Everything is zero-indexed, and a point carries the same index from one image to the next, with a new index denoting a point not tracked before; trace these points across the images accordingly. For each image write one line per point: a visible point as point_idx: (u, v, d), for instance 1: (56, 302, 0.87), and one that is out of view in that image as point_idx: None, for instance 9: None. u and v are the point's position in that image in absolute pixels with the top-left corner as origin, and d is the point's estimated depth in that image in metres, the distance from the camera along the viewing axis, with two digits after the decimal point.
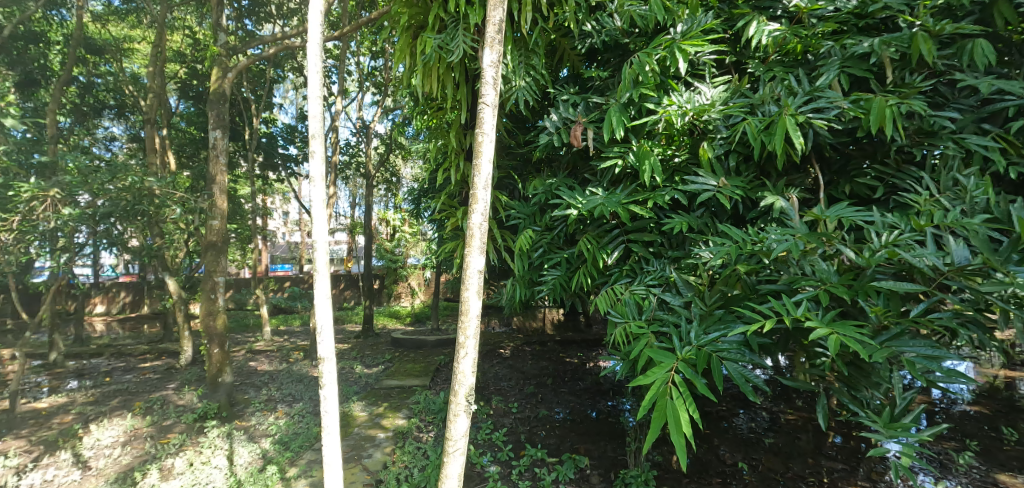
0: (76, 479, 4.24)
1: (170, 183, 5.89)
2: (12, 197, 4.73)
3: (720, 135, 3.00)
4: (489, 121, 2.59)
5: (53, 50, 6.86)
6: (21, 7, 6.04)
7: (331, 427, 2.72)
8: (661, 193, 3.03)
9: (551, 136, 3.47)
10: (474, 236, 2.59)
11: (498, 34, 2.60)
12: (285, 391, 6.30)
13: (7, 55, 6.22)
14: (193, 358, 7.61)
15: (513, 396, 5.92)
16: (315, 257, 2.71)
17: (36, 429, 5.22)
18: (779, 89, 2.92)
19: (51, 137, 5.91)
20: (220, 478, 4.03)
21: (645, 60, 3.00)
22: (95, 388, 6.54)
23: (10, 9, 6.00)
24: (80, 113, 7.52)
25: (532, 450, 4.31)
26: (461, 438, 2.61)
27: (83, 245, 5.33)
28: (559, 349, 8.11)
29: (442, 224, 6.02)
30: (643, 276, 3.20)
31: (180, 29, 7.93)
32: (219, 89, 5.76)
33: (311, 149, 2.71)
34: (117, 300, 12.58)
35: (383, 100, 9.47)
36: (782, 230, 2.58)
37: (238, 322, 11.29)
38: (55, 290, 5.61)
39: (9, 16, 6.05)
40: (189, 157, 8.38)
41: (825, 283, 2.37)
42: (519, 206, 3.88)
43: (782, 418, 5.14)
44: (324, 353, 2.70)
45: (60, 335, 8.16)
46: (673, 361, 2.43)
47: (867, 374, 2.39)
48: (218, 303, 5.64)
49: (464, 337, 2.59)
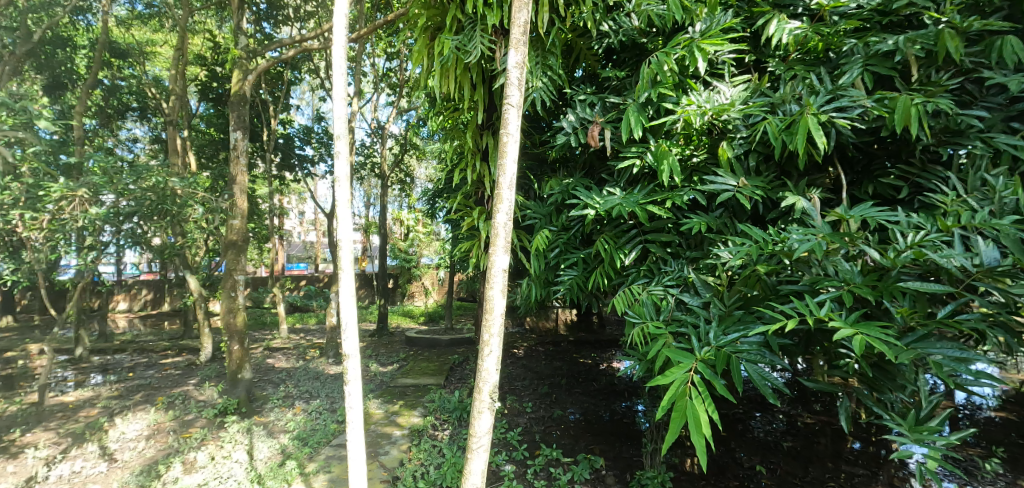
0: (103, 471, 4.32)
1: (193, 183, 6.03)
2: (42, 196, 4.76)
3: (740, 135, 2.99)
4: (514, 122, 2.58)
5: (79, 54, 6.95)
6: (49, 13, 6.20)
7: (355, 423, 2.74)
8: (680, 193, 3.02)
9: (569, 136, 3.48)
10: (498, 235, 2.58)
11: (523, 35, 2.59)
12: (302, 388, 6.39)
13: (35, 60, 6.38)
14: (213, 355, 7.74)
15: (527, 396, 5.93)
16: (339, 255, 2.74)
17: (63, 422, 5.34)
18: (800, 89, 2.88)
19: (78, 139, 6.04)
20: (240, 472, 4.09)
21: (663, 60, 2.99)
22: (120, 383, 6.68)
23: (38, 15, 6.17)
24: (105, 115, 7.63)
25: (547, 450, 4.32)
26: (484, 434, 2.61)
27: (108, 244, 5.52)
28: (572, 349, 8.12)
29: (457, 224, 6.06)
30: (661, 277, 3.19)
31: (200, 32, 8.06)
32: (240, 92, 5.83)
33: (335, 149, 2.73)
34: (139, 297, 12.86)
35: (398, 102, 9.54)
36: (804, 230, 2.53)
37: (256, 321, 11.46)
38: (81, 287, 5.75)
39: (38, 21, 6.21)
40: (208, 158, 8.55)
41: (848, 283, 2.35)
42: (536, 206, 3.88)
43: (800, 421, 5.07)
44: (349, 350, 2.72)
45: (86, 331, 8.37)
46: (692, 362, 2.44)
47: (892, 376, 2.35)
48: (238, 301, 5.69)
49: (488, 334, 2.60)
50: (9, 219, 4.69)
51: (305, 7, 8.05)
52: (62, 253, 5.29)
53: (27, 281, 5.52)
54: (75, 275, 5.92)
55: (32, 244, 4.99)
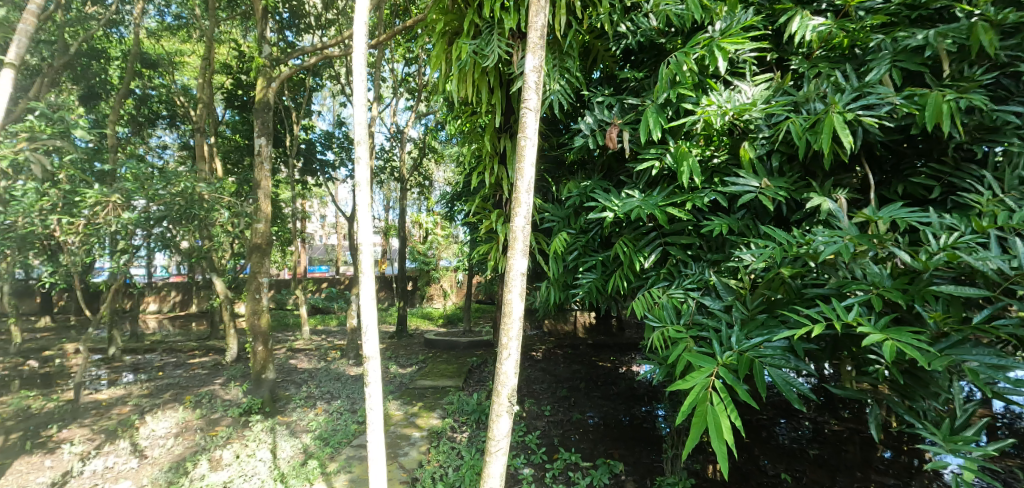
0: (134, 467, 4.40)
1: (218, 189, 6.08)
2: (77, 202, 4.87)
3: (762, 135, 2.92)
4: (531, 125, 2.54)
5: (113, 65, 7.15)
6: (85, 26, 6.37)
7: (375, 424, 2.73)
8: (701, 194, 2.97)
9: (586, 138, 3.44)
10: (516, 238, 2.56)
11: (541, 39, 2.55)
12: (323, 388, 6.43)
13: (72, 71, 6.59)
14: (238, 355, 7.86)
15: (545, 399, 5.89)
16: (360, 258, 2.74)
17: (97, 419, 5.45)
18: (825, 86, 2.80)
19: (111, 146, 6.21)
20: (265, 470, 4.12)
21: (682, 60, 2.94)
22: (150, 382, 6.82)
23: (75, 28, 6.35)
24: (136, 124, 7.85)
25: (566, 454, 4.28)
26: (503, 438, 2.58)
27: (139, 247, 5.62)
28: (591, 353, 8.06)
29: (475, 226, 6.07)
30: (682, 280, 3.14)
31: (227, 41, 8.23)
32: (264, 99, 5.89)
33: (356, 154, 2.73)
34: (168, 299, 13.15)
35: (416, 106, 9.60)
36: (831, 232, 2.46)
37: (280, 322, 11.63)
38: (114, 290, 5.89)
39: (75, 34, 6.38)
40: (234, 164, 8.73)
41: (877, 287, 2.27)
42: (554, 208, 3.86)
43: (827, 428, 4.93)
44: (370, 352, 2.72)
45: (119, 331, 8.58)
46: (714, 366, 2.40)
47: (926, 383, 2.26)
48: (262, 303, 5.74)
49: (507, 338, 2.57)
50: (46, 223, 4.72)
51: (326, 15, 8.03)
52: (96, 257, 5.32)
53: (63, 282, 5.66)
54: (108, 277, 6.04)
55: (69, 247, 5.14)
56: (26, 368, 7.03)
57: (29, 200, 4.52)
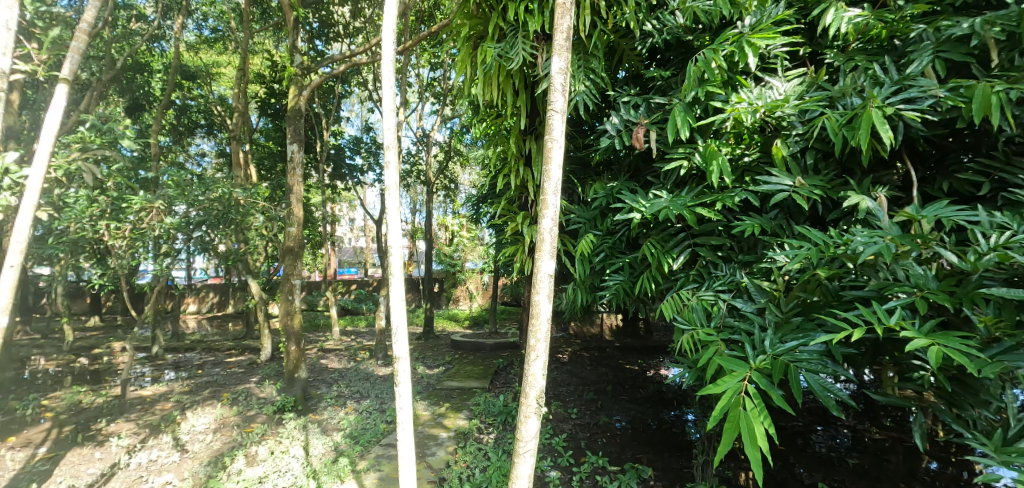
0: (176, 460, 4.51)
1: (254, 193, 6.23)
2: (124, 208, 5.04)
3: (795, 132, 2.82)
4: (558, 128, 2.49)
5: (155, 78, 7.40)
6: (129, 41, 6.57)
7: (405, 423, 2.68)
8: (731, 194, 2.89)
9: (612, 139, 3.38)
10: (544, 240, 2.51)
11: (567, 41, 2.50)
12: (353, 388, 6.50)
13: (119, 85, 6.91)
14: (272, 355, 8.02)
15: (571, 402, 5.83)
16: (389, 260, 2.72)
17: (142, 414, 5.62)
18: (862, 80, 2.69)
19: (154, 155, 6.42)
20: (298, 466, 4.17)
21: (710, 57, 2.86)
22: (190, 379, 7.01)
23: (121, 44, 6.59)
24: (177, 133, 8.13)
25: (593, 458, 4.23)
26: (532, 439, 2.52)
27: (180, 251, 5.73)
28: (618, 355, 7.98)
29: (501, 229, 6.06)
30: (711, 282, 3.06)
31: (260, 52, 8.42)
32: (296, 106, 5.99)
33: (385, 159, 2.73)
34: (207, 300, 13.54)
35: (442, 110, 9.64)
36: (870, 232, 2.35)
37: (311, 323, 11.83)
38: (157, 292, 6.01)
39: (120, 49, 6.63)
40: (268, 170, 8.94)
41: (921, 289, 2.16)
42: (580, 210, 3.81)
43: (867, 437, 4.74)
44: (399, 352, 2.70)
45: (161, 331, 8.86)
46: (747, 370, 2.33)
47: (974, 391, 2.14)
48: (295, 304, 5.83)
49: (534, 339, 2.53)
50: (96, 228, 5.00)
51: (354, 23, 8.15)
52: (141, 259, 5.55)
53: (110, 283, 5.88)
54: (152, 278, 6.23)
55: (116, 251, 5.23)
56: (76, 365, 7.32)
57: (81, 207, 4.79)
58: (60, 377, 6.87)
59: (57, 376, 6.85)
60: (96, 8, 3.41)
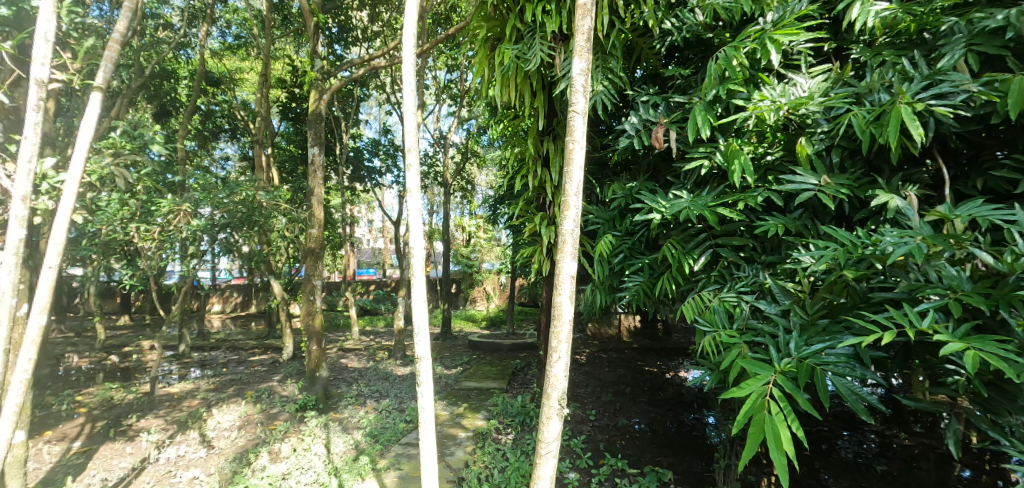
0: (203, 455, 4.57)
1: (276, 196, 6.32)
2: (152, 210, 5.14)
3: (820, 129, 2.76)
4: (579, 129, 2.45)
5: (181, 84, 7.55)
6: (156, 49, 6.70)
7: (427, 423, 2.66)
8: (754, 194, 2.83)
9: (631, 139, 3.34)
10: (566, 242, 2.47)
11: (588, 42, 2.45)
12: (373, 387, 6.54)
13: (147, 92, 7.04)
14: (294, 354, 8.11)
15: (590, 403, 5.79)
16: (411, 260, 2.71)
17: (170, 410, 5.72)
18: (891, 75, 2.62)
19: (181, 159, 6.55)
20: (320, 463, 4.20)
21: (731, 54, 2.82)
22: (215, 377, 7.12)
23: (148, 52, 6.72)
24: (202, 138, 8.28)
25: (612, 460, 4.19)
26: (554, 440, 2.49)
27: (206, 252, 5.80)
28: (637, 357, 7.91)
29: (519, 229, 6.05)
30: (733, 283, 3.00)
31: (281, 57, 8.53)
32: (316, 110, 6.04)
33: (406, 162, 2.73)
34: (231, 300, 13.76)
35: (459, 112, 9.66)
36: (900, 232, 2.29)
37: (331, 323, 11.95)
38: (184, 292, 6.12)
39: (148, 57, 6.78)
40: (289, 173, 9.06)
41: (955, 291, 2.10)
42: (598, 211, 3.77)
43: (895, 442, 4.62)
44: (422, 352, 2.67)
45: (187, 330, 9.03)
46: (772, 373, 2.28)
47: (1012, 397, 2.07)
48: (317, 304, 5.88)
49: (556, 341, 2.49)
50: (127, 231, 5.10)
51: (371, 28, 8.20)
52: (169, 260, 5.63)
53: (138, 283, 6.00)
54: (179, 279, 6.34)
55: (146, 252, 5.45)
56: (107, 363, 7.50)
57: (112, 209, 4.90)
58: (92, 373, 7.03)
59: (89, 373, 7.02)
60: (128, 18, 3.47)
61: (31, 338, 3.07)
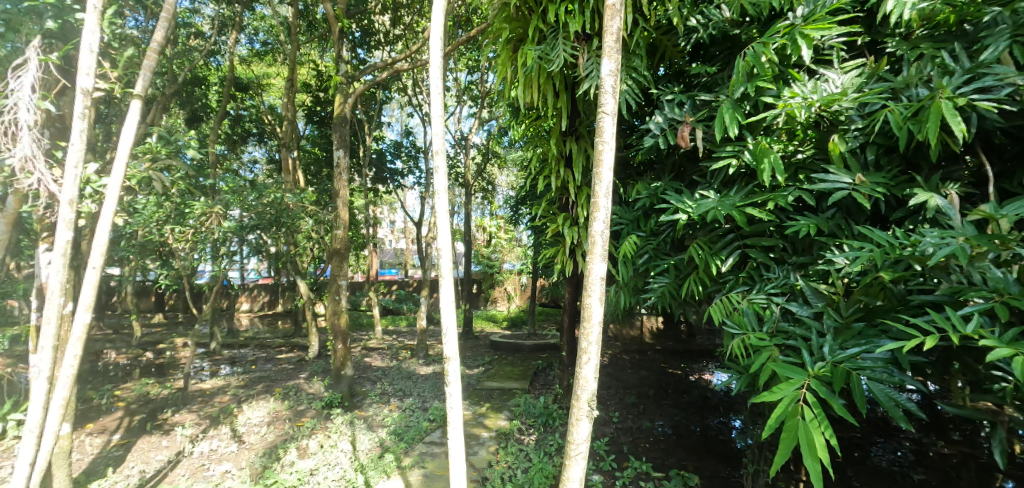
0: (234, 450, 4.65)
1: (303, 198, 6.40)
2: (185, 212, 5.24)
3: (855, 126, 2.67)
4: (609, 129, 2.38)
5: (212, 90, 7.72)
6: (188, 58, 6.84)
7: (455, 423, 2.62)
8: (784, 193, 2.75)
9: (656, 138, 3.28)
10: (596, 243, 2.39)
11: (617, 42, 2.38)
12: (396, 386, 6.57)
13: (179, 98, 7.20)
14: (320, 352, 8.21)
15: (613, 405, 5.73)
16: (439, 261, 2.70)
17: (203, 405, 5.84)
18: (929, 69, 2.52)
19: (212, 163, 6.70)
20: (346, 460, 4.23)
21: (760, 51, 2.75)
22: (245, 374, 7.24)
23: (182, 60, 6.88)
24: (230, 142, 8.46)
25: (636, 463, 4.13)
26: (584, 442, 2.42)
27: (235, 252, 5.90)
28: (661, 359, 7.81)
29: (541, 230, 6.03)
30: (763, 284, 2.93)
31: (307, 63, 8.63)
32: (341, 113, 6.10)
33: (433, 165, 2.71)
34: (259, 299, 14.01)
35: (480, 113, 9.68)
36: (941, 233, 2.20)
37: (355, 322, 12.07)
38: (215, 291, 6.26)
39: (181, 65, 6.93)
40: (313, 176, 9.20)
41: (1001, 294, 2.00)
42: (622, 211, 3.73)
43: (932, 450, 4.47)
44: (450, 352, 2.65)
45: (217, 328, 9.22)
46: (805, 378, 2.21)
47: None
48: (342, 303, 5.93)
49: (587, 343, 2.40)
50: (162, 232, 5.26)
51: (393, 31, 8.26)
52: (201, 260, 5.73)
53: (171, 283, 6.15)
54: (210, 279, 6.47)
55: (180, 253, 5.60)
56: (143, 359, 7.71)
57: (149, 212, 5.02)
58: (129, 369, 7.23)
59: (126, 369, 7.23)
60: (166, 27, 3.55)
61: (77, 335, 3.16)
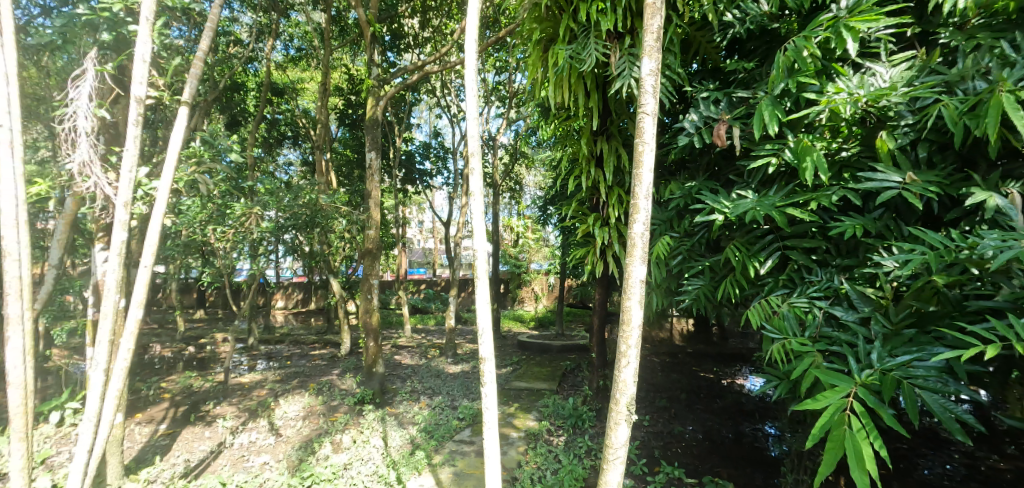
0: (272, 442, 4.73)
1: (336, 199, 6.48)
2: (226, 213, 5.33)
3: (904, 122, 2.57)
4: (648, 129, 2.30)
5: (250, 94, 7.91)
6: (228, 65, 6.98)
7: (491, 422, 2.58)
8: (828, 193, 2.63)
9: (691, 137, 3.19)
10: (636, 244, 2.31)
11: (657, 41, 2.30)
12: (426, 384, 6.60)
13: (219, 103, 7.38)
14: (352, 350, 8.31)
15: (643, 408, 5.63)
16: (473, 261, 2.66)
17: (242, 399, 5.97)
18: (987, 61, 2.39)
19: (251, 164, 6.86)
20: (378, 456, 4.26)
21: (802, 45, 2.64)
22: (280, 369, 7.39)
23: (222, 67, 7.04)
24: (267, 144, 8.65)
25: (668, 468, 4.04)
26: (622, 446, 2.33)
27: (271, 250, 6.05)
28: (692, 362, 7.65)
29: (571, 230, 5.97)
30: (805, 287, 2.81)
31: (339, 67, 8.72)
32: (373, 115, 6.15)
33: (469, 166, 2.69)
34: (293, 297, 14.30)
35: (508, 113, 9.66)
36: (1002, 234, 2.06)
37: (385, 320, 12.20)
38: (253, 288, 6.41)
39: (222, 72, 7.11)
40: (345, 177, 9.34)
41: None
42: (655, 212, 3.64)
43: (983, 464, 4.24)
44: (486, 352, 2.61)
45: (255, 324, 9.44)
46: (852, 385, 2.11)
47: None
48: (374, 301, 5.97)
49: (626, 346, 2.32)
50: (205, 232, 5.38)
51: (422, 34, 8.30)
52: (240, 259, 5.82)
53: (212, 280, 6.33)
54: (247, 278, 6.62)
55: (221, 252, 5.75)
56: (186, 352, 7.95)
57: (193, 213, 5.07)
58: (173, 362, 7.46)
59: (170, 362, 7.46)
60: (209, 37, 3.63)
61: (129, 330, 3.20)
